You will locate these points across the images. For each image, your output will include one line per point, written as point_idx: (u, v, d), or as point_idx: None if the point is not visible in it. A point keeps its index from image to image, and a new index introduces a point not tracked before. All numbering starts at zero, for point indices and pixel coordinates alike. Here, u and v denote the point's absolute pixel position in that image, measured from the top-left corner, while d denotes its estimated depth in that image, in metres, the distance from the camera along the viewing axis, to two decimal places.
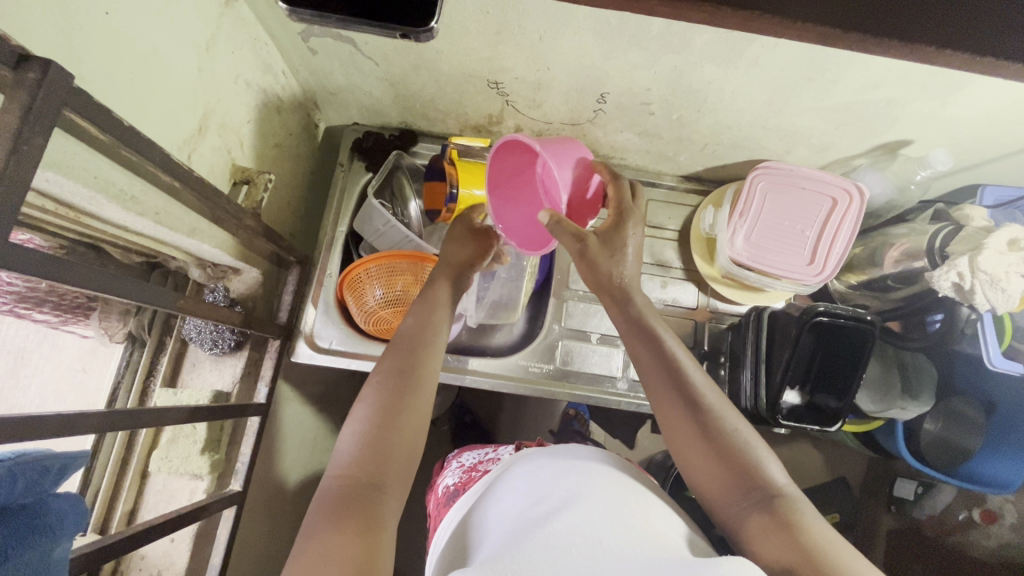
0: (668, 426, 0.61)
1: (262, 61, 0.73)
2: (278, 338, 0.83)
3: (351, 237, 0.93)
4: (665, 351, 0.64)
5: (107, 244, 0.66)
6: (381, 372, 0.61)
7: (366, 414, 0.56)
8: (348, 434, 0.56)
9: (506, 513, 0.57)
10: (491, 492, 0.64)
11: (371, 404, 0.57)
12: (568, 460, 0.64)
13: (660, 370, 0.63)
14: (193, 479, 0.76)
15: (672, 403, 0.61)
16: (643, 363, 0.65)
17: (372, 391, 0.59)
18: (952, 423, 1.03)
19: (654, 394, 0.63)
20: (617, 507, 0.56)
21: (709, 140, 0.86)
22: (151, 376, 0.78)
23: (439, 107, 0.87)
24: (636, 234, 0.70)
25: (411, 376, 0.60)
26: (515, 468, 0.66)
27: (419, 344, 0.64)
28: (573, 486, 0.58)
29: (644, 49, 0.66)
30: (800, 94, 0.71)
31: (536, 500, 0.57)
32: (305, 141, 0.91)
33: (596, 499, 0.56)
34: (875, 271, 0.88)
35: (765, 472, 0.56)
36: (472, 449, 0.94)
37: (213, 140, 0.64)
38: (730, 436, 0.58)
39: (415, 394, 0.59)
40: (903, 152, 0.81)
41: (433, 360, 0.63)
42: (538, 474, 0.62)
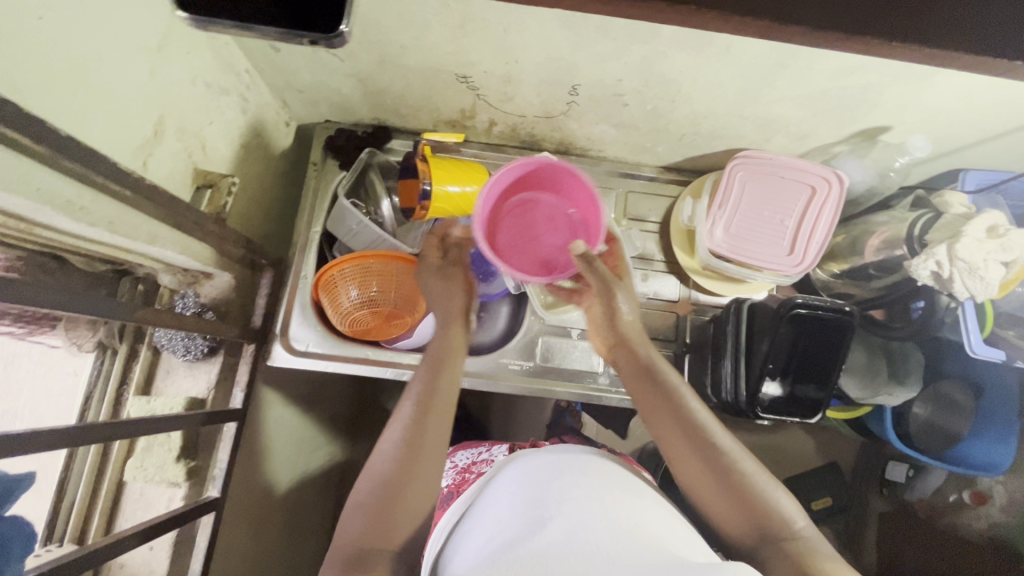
0: (680, 469, 0.61)
1: (221, 61, 0.71)
2: (251, 341, 0.82)
3: (325, 238, 0.91)
4: (675, 395, 0.64)
5: (70, 253, 0.65)
6: (384, 448, 0.62)
7: (370, 490, 0.59)
8: (363, 482, 0.60)
9: (499, 522, 0.56)
10: (484, 497, 0.64)
11: (371, 479, 0.60)
12: (561, 463, 0.64)
13: (669, 414, 0.63)
14: (170, 486, 0.75)
15: (684, 448, 0.61)
16: (652, 410, 0.64)
17: (373, 470, 0.61)
18: (939, 407, 1.03)
19: (666, 439, 0.63)
20: (612, 509, 0.55)
21: (687, 131, 0.84)
22: (124, 383, 0.77)
23: (410, 103, 0.85)
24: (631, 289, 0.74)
25: (418, 437, 0.61)
26: (511, 471, 0.66)
27: (433, 407, 0.64)
28: (563, 491, 0.57)
29: (613, 39, 0.64)
30: (774, 82, 0.70)
31: (527, 504, 0.56)
32: (275, 140, 0.89)
33: (589, 501, 0.56)
34: (856, 260, 0.87)
35: (777, 513, 0.56)
36: (467, 448, 0.94)
37: (171, 145, 0.63)
38: (744, 480, 0.58)
39: (420, 465, 0.59)
40: (882, 139, 0.79)
41: (441, 426, 0.64)
42: (528, 480, 0.61)
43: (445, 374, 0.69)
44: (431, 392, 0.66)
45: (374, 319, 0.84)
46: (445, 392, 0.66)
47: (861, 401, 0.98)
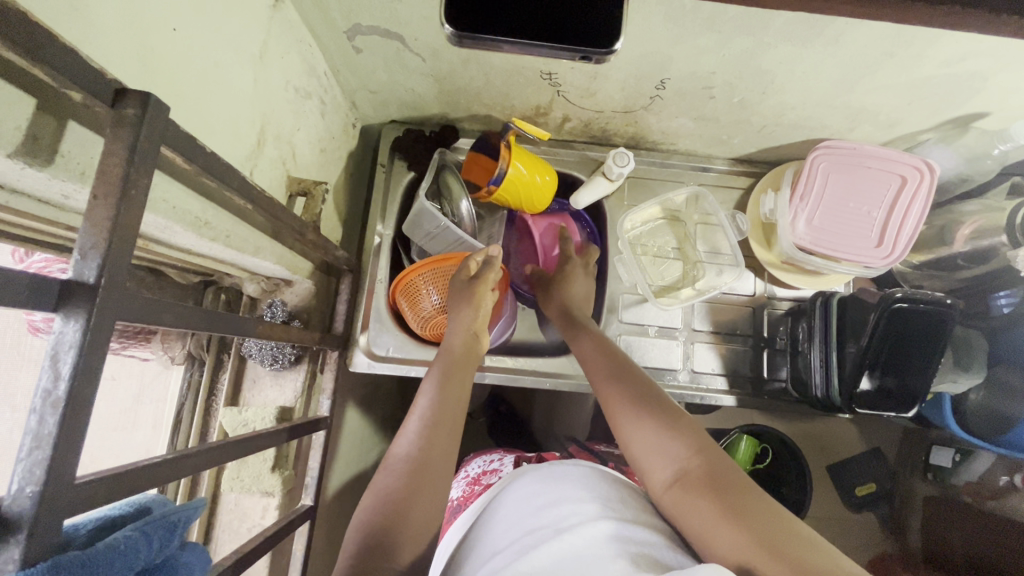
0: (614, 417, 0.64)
1: (306, 64, 0.69)
2: (337, 350, 0.81)
3: (399, 239, 0.90)
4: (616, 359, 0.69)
5: (168, 266, 0.64)
6: (390, 460, 0.60)
7: (373, 502, 0.56)
8: (367, 502, 0.57)
9: (500, 542, 0.54)
10: (491, 514, 0.61)
11: (375, 493, 0.57)
12: (575, 481, 0.60)
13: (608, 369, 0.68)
14: (265, 496, 0.75)
15: (618, 395, 0.65)
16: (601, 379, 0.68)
17: (378, 483, 0.58)
18: None
19: (604, 392, 0.67)
20: (610, 522, 0.51)
21: (769, 122, 0.82)
22: (213, 395, 0.77)
23: (485, 101, 0.84)
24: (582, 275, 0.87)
25: (428, 449, 0.59)
26: (517, 488, 0.63)
27: (446, 416, 0.63)
28: (569, 509, 0.54)
29: (717, 32, 0.63)
30: (877, 71, 0.68)
31: (535, 522, 0.54)
32: (345, 143, 0.88)
33: (594, 517, 0.52)
34: (943, 250, 0.85)
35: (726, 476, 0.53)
36: (481, 456, 0.92)
37: (270, 154, 0.62)
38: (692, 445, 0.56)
39: (428, 482, 0.57)
40: (976, 126, 0.77)
41: (450, 437, 0.62)
42: (536, 499, 0.58)
43: (459, 380, 0.69)
44: (444, 398, 0.65)
45: None
46: (456, 397, 0.66)
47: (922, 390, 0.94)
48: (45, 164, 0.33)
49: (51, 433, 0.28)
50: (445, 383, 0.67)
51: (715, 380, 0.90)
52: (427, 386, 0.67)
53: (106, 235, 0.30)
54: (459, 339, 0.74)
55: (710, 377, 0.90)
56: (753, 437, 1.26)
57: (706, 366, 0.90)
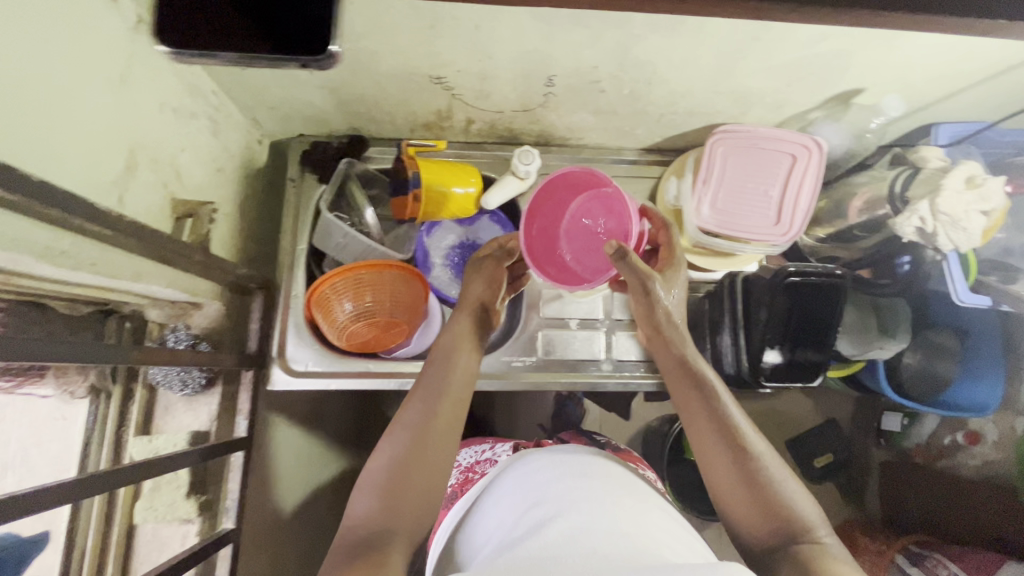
0: (707, 464, 0.64)
1: (187, 84, 0.69)
2: (250, 369, 0.80)
3: (312, 255, 0.89)
4: (714, 398, 0.66)
5: (51, 299, 0.63)
6: (385, 449, 0.60)
7: (373, 499, 0.57)
8: (379, 465, 0.59)
9: (502, 524, 0.62)
10: (490, 501, 0.68)
11: (372, 479, 0.58)
12: (564, 463, 0.69)
13: (701, 405, 0.66)
14: (183, 523, 0.74)
15: (716, 445, 0.64)
16: (697, 421, 0.66)
17: (370, 475, 0.59)
18: (930, 354, 1.08)
19: (697, 432, 0.66)
20: (596, 507, 0.59)
21: (665, 111, 0.84)
22: (123, 425, 0.74)
23: (385, 108, 0.84)
24: (676, 295, 0.77)
25: (429, 426, 0.60)
26: (517, 473, 0.70)
27: (444, 410, 0.62)
28: (570, 489, 0.62)
29: (586, 27, 0.64)
30: (749, 55, 0.70)
31: (531, 504, 0.61)
32: (250, 161, 0.87)
33: (577, 503, 0.59)
34: (841, 223, 0.88)
35: (800, 517, 0.59)
36: (468, 446, 0.93)
37: (145, 177, 0.61)
38: (770, 485, 0.60)
39: (417, 465, 0.58)
40: (856, 101, 0.80)
41: (452, 414, 0.63)
42: (536, 479, 0.67)
43: (458, 363, 0.67)
44: (443, 392, 0.64)
45: (371, 331, 0.83)
46: (456, 384, 0.65)
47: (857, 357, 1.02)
48: None
49: None
50: (438, 373, 0.66)
51: (637, 367, 0.92)
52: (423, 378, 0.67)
53: None
54: (447, 335, 0.72)
55: (633, 365, 0.92)
56: None
57: (628, 354, 0.92)
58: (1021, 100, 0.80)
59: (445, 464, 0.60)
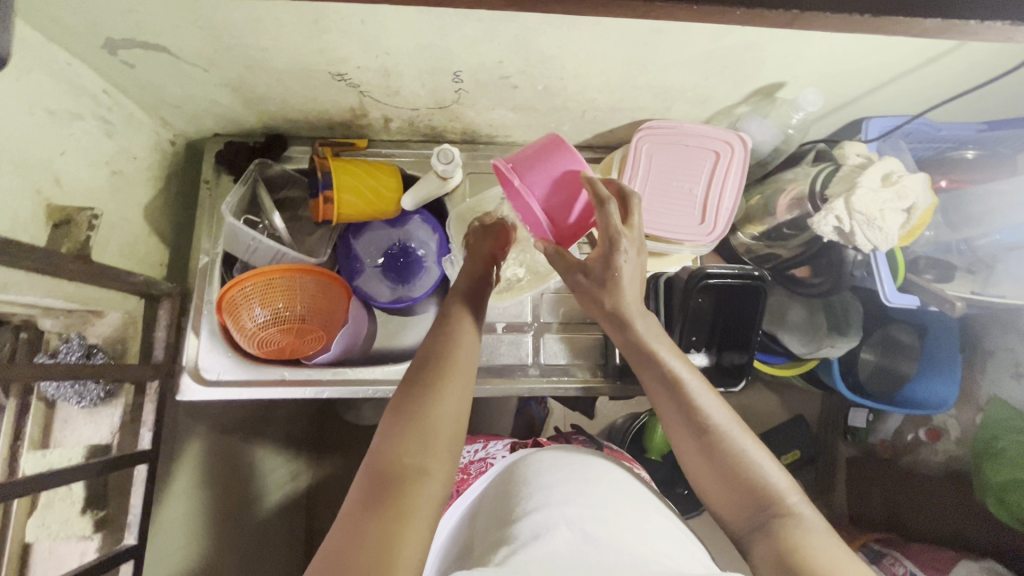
0: (675, 443, 0.61)
1: (66, 84, 0.65)
2: (155, 379, 0.78)
3: (225, 261, 0.86)
4: (674, 380, 0.61)
5: None
6: (411, 389, 0.56)
7: (395, 430, 0.53)
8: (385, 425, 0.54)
9: (496, 522, 0.59)
10: (493, 499, 0.64)
11: (394, 410, 0.55)
12: (582, 468, 0.66)
13: (662, 387, 0.62)
14: (82, 539, 0.72)
15: (681, 427, 0.60)
16: (660, 403, 0.62)
17: (394, 409, 0.55)
18: (887, 351, 1.07)
19: (663, 414, 0.62)
20: (606, 517, 0.58)
21: (586, 107, 0.82)
22: (17, 440, 0.71)
23: (295, 106, 0.81)
24: (630, 261, 0.61)
25: (435, 396, 0.55)
26: (523, 467, 0.66)
27: (461, 368, 0.58)
28: (579, 495, 0.60)
29: (477, 21, 0.61)
30: (656, 49, 0.67)
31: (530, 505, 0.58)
32: (159, 162, 0.84)
33: (585, 509, 0.58)
34: (770, 221, 0.86)
35: (767, 489, 0.56)
36: None
37: (8, 183, 0.58)
38: (733, 458, 0.58)
39: (440, 403, 0.55)
40: (779, 95, 0.78)
41: (464, 389, 0.57)
42: (535, 479, 0.63)
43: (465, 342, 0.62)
44: (448, 354, 0.59)
45: (285, 337, 0.81)
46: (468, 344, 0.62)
47: (807, 356, 0.97)
48: None
49: None
50: (437, 338, 0.62)
51: (565, 371, 0.89)
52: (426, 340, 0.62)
53: None
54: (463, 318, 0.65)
55: (560, 369, 0.89)
56: None
57: (557, 358, 0.90)
58: (951, 92, 0.77)
59: (467, 417, 0.56)
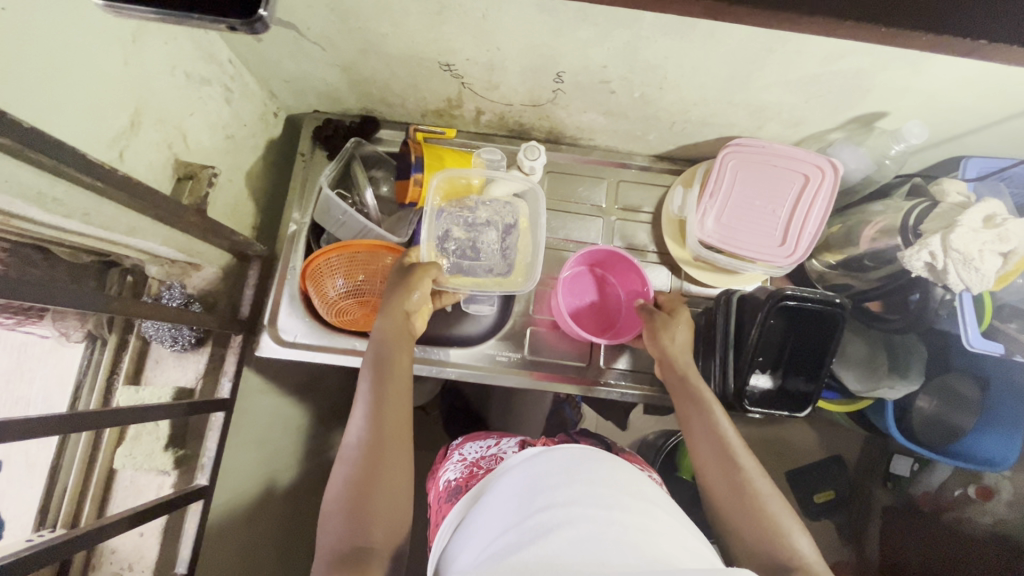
0: (706, 484, 0.65)
1: (203, 51, 0.71)
2: (240, 334, 0.83)
3: (313, 230, 0.91)
4: (713, 425, 0.68)
5: (53, 245, 0.65)
6: (346, 481, 0.58)
7: (341, 518, 0.56)
8: (331, 509, 0.58)
9: (503, 517, 0.55)
10: (485, 503, 0.62)
11: (335, 509, 0.57)
12: (570, 463, 0.61)
13: (701, 430, 0.68)
14: (160, 474, 0.77)
15: (712, 466, 0.65)
16: (697, 444, 0.68)
17: (332, 505, 0.58)
18: (947, 401, 1.02)
19: (697, 455, 0.67)
20: (605, 512, 0.52)
21: (677, 118, 0.83)
22: (114, 373, 0.78)
23: (397, 91, 0.85)
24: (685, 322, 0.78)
25: (376, 461, 0.59)
26: (513, 473, 0.64)
27: (386, 443, 0.61)
28: (574, 491, 0.55)
29: (593, 25, 0.63)
30: (763, 68, 0.67)
31: (532, 505, 0.54)
32: (264, 131, 0.89)
33: (586, 505, 0.53)
34: (852, 251, 0.85)
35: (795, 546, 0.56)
36: (474, 440, 0.90)
37: (149, 136, 0.63)
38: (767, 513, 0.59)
39: (375, 493, 0.57)
40: (878, 125, 0.77)
41: (400, 446, 0.62)
42: (539, 480, 0.59)
43: (394, 378, 0.67)
44: (383, 408, 0.63)
45: (360, 309, 0.85)
46: (400, 400, 0.65)
47: (861, 395, 0.90)
48: None
49: None
50: (382, 381, 0.66)
51: (624, 376, 0.90)
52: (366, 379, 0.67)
53: None
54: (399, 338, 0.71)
55: (620, 373, 0.90)
56: None
57: (616, 363, 0.90)
58: None
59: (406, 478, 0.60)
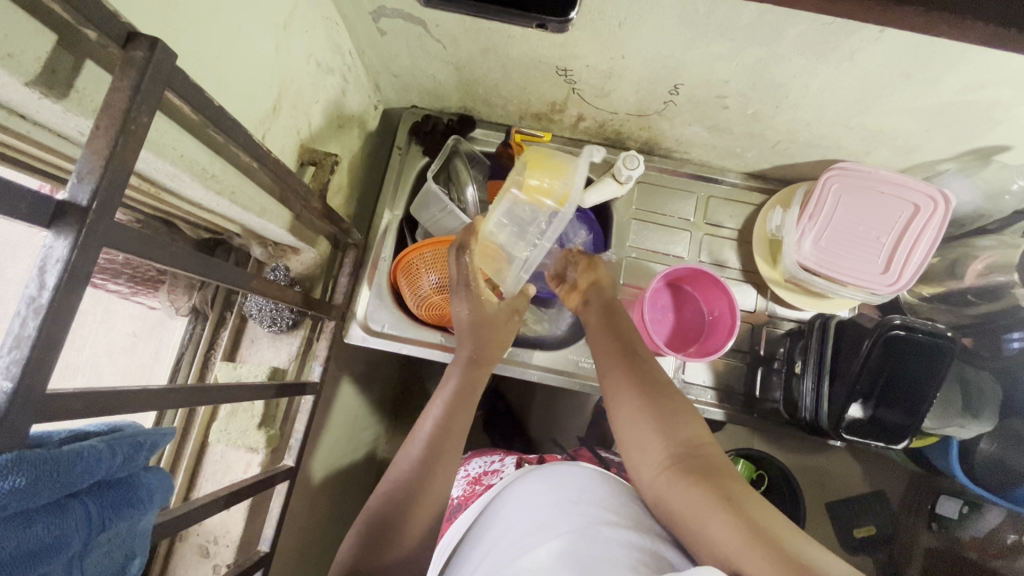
0: (652, 456, 0.59)
1: (331, 41, 0.72)
2: (333, 321, 0.83)
3: (406, 220, 0.93)
4: (661, 392, 0.64)
5: (180, 220, 0.67)
6: (378, 517, 0.61)
7: (365, 532, 0.60)
8: (361, 520, 0.62)
9: (501, 538, 0.55)
10: (493, 515, 0.62)
11: (360, 537, 0.60)
12: (568, 480, 0.60)
13: (648, 399, 0.64)
14: (249, 452, 0.78)
15: (660, 437, 0.60)
16: (641, 415, 0.63)
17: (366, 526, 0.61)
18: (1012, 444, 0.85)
19: (640, 429, 0.62)
20: (591, 529, 0.50)
21: (783, 138, 0.82)
22: (212, 349, 0.80)
23: (503, 93, 0.85)
24: None
25: (416, 492, 0.63)
26: (518, 487, 0.63)
27: (434, 475, 0.64)
28: (564, 511, 0.53)
29: (730, 40, 0.63)
30: (894, 93, 0.67)
31: (527, 528, 0.53)
32: (365, 122, 0.91)
33: (573, 524, 0.51)
34: (954, 284, 0.83)
35: (737, 489, 0.53)
36: (480, 456, 0.88)
37: (284, 121, 0.65)
38: (710, 461, 0.57)
39: (399, 539, 0.60)
40: (998, 159, 0.75)
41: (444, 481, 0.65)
42: (534, 500, 0.58)
43: (464, 415, 0.70)
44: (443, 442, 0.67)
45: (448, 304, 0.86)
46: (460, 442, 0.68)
47: (930, 430, 0.84)
48: (60, 97, 0.35)
49: (31, 335, 0.30)
50: (450, 419, 0.69)
51: (705, 391, 0.89)
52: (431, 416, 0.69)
53: (101, 162, 0.33)
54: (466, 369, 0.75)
55: (700, 388, 0.89)
56: (744, 461, 1.19)
57: (697, 377, 0.89)
58: None
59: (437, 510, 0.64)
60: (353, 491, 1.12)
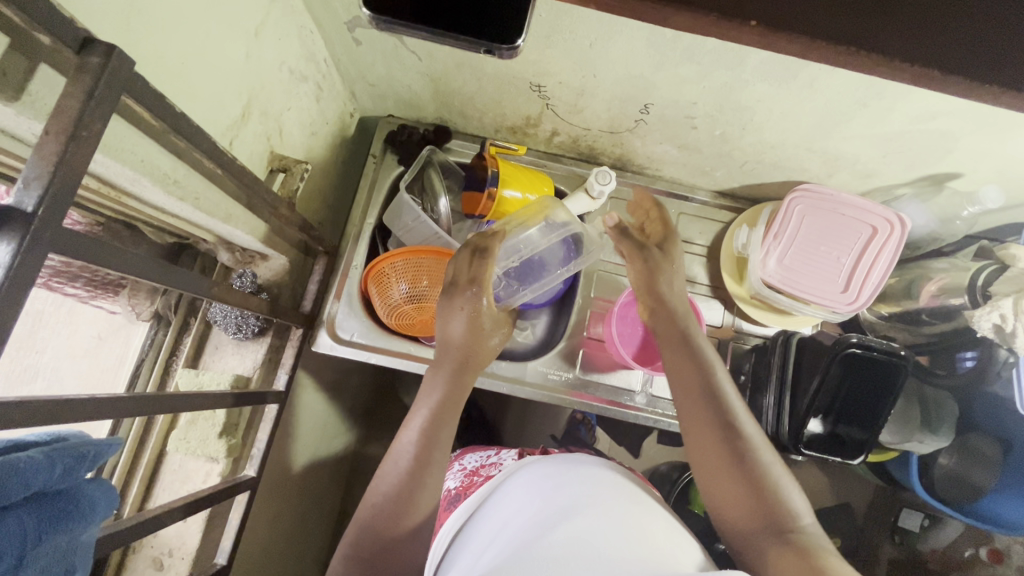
0: (714, 477, 0.60)
1: (305, 49, 0.72)
2: (301, 328, 0.82)
3: (378, 228, 0.93)
4: (721, 407, 0.63)
5: (142, 224, 0.66)
6: (370, 520, 0.60)
7: (364, 531, 0.59)
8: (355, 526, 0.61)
9: (509, 514, 0.56)
10: (496, 496, 0.63)
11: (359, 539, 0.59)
12: (572, 469, 0.62)
13: (707, 416, 0.63)
14: (209, 461, 0.76)
15: (720, 456, 0.60)
16: (699, 433, 0.63)
17: (360, 532, 0.60)
18: (962, 458, 0.88)
19: (700, 444, 0.62)
20: (603, 514, 0.52)
21: (750, 158, 0.84)
22: (174, 355, 0.79)
23: (478, 105, 0.86)
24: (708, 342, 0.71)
25: (411, 490, 0.61)
26: (522, 473, 0.65)
27: (427, 473, 0.62)
28: (574, 495, 0.56)
29: (696, 64, 0.65)
30: (851, 119, 0.69)
31: (538, 505, 0.55)
32: (339, 130, 0.90)
33: (586, 507, 0.53)
34: (909, 304, 0.86)
35: (808, 540, 0.53)
36: (473, 451, 0.89)
37: (254, 127, 0.65)
38: (767, 484, 0.57)
39: (401, 529, 0.59)
40: (951, 185, 0.79)
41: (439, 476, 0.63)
42: (541, 484, 0.60)
43: (451, 420, 0.67)
44: (432, 445, 0.64)
45: (418, 313, 0.85)
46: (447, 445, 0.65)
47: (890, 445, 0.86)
48: (10, 100, 0.35)
49: None
50: (436, 425, 0.66)
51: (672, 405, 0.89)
52: (413, 428, 0.66)
53: (50, 168, 0.32)
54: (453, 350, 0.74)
55: (668, 402, 0.89)
56: None
57: (664, 391, 0.90)
58: None
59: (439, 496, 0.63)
60: (318, 503, 1.09)
